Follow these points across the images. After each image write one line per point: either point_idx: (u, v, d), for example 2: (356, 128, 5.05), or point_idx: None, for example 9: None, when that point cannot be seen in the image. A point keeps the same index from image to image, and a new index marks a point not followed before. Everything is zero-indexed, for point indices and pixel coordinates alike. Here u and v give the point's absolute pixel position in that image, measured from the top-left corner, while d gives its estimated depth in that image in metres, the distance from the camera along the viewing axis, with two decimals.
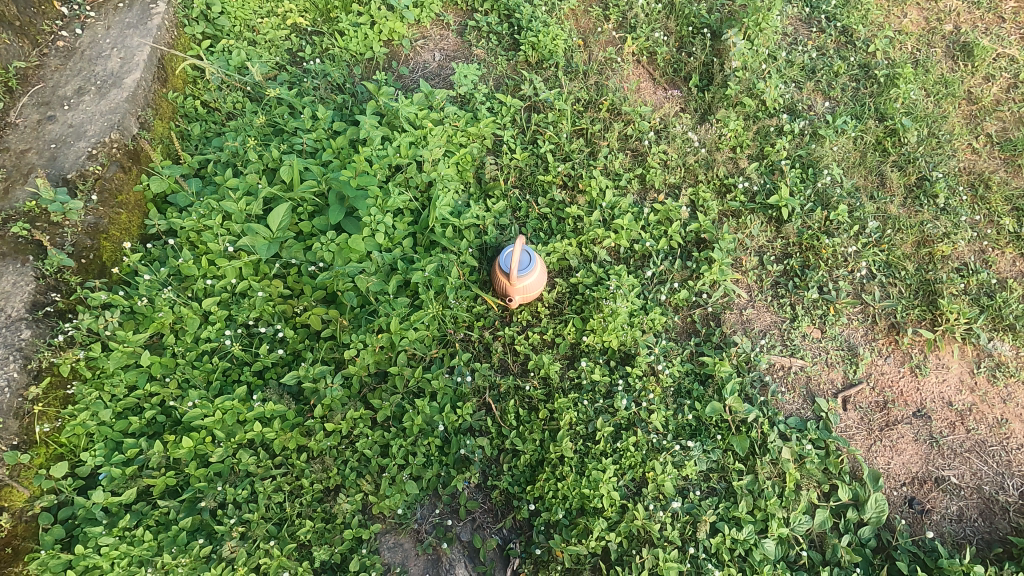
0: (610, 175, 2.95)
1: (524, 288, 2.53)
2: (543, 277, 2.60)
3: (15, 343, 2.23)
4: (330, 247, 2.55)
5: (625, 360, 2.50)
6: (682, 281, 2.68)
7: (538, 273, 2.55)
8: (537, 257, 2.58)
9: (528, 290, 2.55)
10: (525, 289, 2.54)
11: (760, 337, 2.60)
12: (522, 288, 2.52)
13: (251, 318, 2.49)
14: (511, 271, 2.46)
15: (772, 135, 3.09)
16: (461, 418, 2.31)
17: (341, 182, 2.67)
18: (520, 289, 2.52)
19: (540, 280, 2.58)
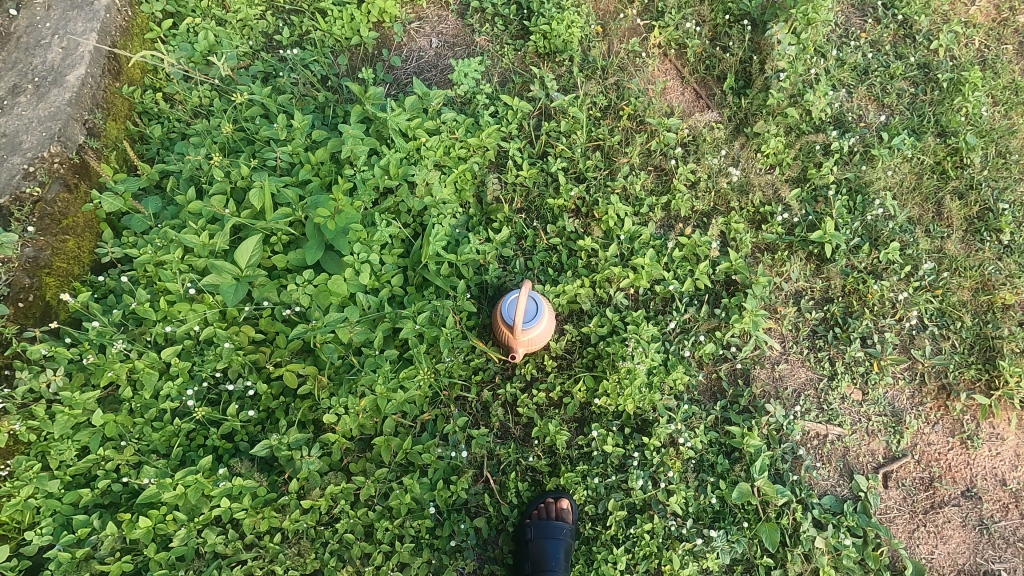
0: (630, 200, 2.57)
1: (530, 339, 2.21)
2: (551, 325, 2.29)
3: None
4: (307, 289, 2.21)
5: (641, 426, 2.21)
6: (708, 331, 2.35)
7: (546, 322, 2.23)
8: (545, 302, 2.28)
9: (534, 341, 2.23)
10: (531, 343, 2.23)
11: (794, 399, 2.31)
12: (528, 342, 2.21)
13: (218, 370, 2.19)
14: (515, 326, 2.14)
15: (818, 154, 2.68)
16: (455, 495, 2.05)
17: (322, 214, 2.25)
18: (525, 339, 2.21)
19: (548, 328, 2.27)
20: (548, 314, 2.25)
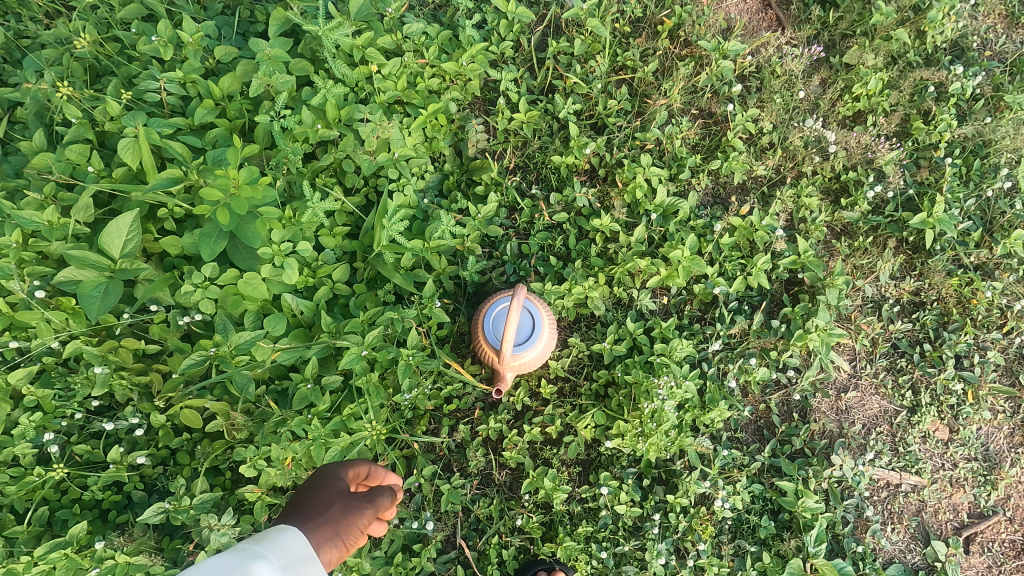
0: (665, 160, 1.86)
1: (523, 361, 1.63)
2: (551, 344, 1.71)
3: None
4: (208, 292, 1.56)
5: (665, 474, 1.69)
6: (760, 349, 1.76)
7: (547, 340, 1.64)
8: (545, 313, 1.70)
9: (529, 364, 1.64)
10: (524, 370, 1.66)
11: (863, 439, 1.77)
12: (520, 369, 1.64)
13: (95, 398, 1.60)
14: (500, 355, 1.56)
15: (929, 97, 1.92)
16: (419, 568, 1.56)
17: (215, 195, 1.46)
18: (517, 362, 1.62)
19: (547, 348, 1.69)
20: (550, 328, 1.66)
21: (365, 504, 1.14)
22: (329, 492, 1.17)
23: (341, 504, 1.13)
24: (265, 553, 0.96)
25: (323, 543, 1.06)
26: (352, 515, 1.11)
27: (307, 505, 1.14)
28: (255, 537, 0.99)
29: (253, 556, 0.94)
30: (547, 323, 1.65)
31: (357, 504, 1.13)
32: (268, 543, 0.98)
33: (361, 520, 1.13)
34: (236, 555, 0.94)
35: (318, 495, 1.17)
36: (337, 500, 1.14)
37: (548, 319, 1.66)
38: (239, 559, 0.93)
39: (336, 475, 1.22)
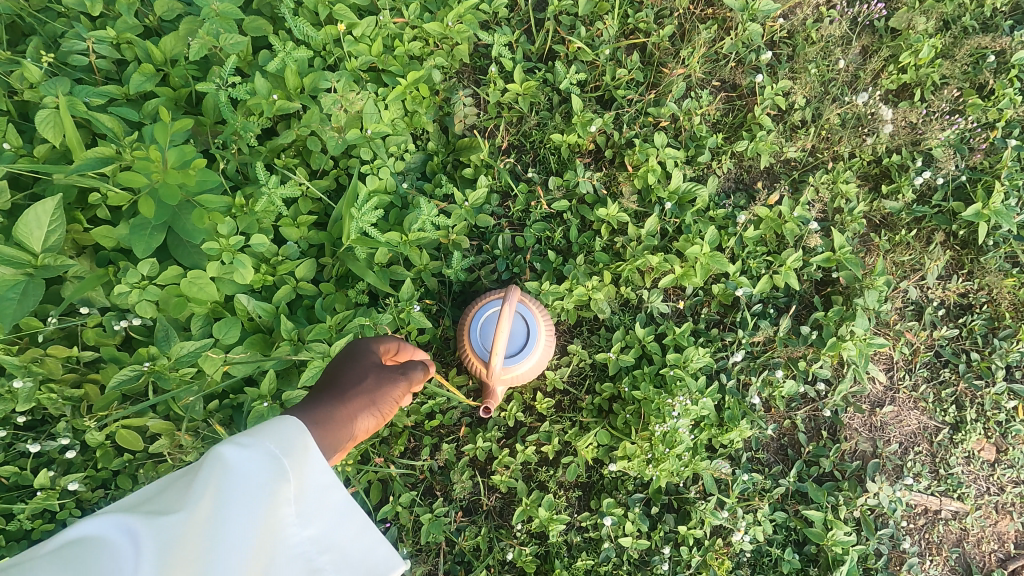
0: (682, 139, 1.61)
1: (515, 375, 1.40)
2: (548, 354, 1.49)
3: None
4: (146, 294, 1.32)
5: (675, 500, 1.49)
6: (787, 359, 1.54)
7: (542, 350, 1.42)
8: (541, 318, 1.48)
9: (521, 378, 1.42)
10: (516, 384, 1.44)
11: (900, 461, 1.57)
12: (511, 384, 1.43)
13: (19, 415, 1.37)
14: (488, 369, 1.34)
15: (988, 68, 1.66)
16: None
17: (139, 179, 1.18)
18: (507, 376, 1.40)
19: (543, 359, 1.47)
20: (547, 337, 1.44)
21: (401, 376, 0.97)
22: (361, 366, 0.97)
23: (377, 378, 0.94)
24: (292, 458, 0.68)
25: (359, 415, 0.89)
26: (389, 389, 0.94)
27: (337, 377, 0.94)
28: (277, 433, 0.69)
29: (283, 465, 0.67)
30: (543, 330, 1.43)
31: (392, 376, 0.96)
32: (300, 449, 0.69)
33: (396, 397, 0.96)
34: (260, 454, 0.66)
35: (347, 368, 0.96)
36: (370, 372, 0.95)
37: (545, 326, 1.44)
38: (263, 465, 0.65)
39: (366, 346, 1.02)
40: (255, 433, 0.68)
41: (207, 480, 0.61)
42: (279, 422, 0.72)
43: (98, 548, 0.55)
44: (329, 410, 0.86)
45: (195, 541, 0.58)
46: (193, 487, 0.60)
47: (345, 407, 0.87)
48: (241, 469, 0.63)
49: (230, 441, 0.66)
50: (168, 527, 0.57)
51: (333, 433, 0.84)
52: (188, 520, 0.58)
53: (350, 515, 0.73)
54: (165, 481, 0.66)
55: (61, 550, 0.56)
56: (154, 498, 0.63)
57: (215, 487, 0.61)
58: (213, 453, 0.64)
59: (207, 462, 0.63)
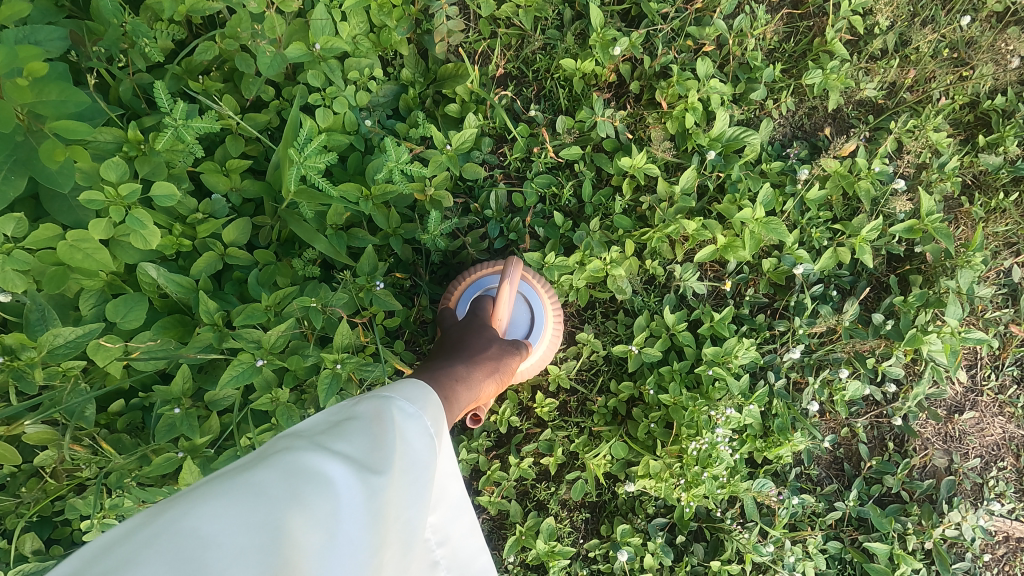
0: (728, 71, 1.24)
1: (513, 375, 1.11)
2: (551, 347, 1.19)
3: None
4: (12, 261, 0.95)
5: (705, 527, 1.20)
6: (852, 354, 1.22)
7: (546, 342, 1.11)
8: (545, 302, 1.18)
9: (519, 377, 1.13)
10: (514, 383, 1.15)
11: (980, 480, 1.27)
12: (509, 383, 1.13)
13: None
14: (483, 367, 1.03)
15: None
16: None
17: None
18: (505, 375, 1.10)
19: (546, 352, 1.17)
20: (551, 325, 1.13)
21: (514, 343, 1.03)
22: (483, 333, 1.00)
23: (501, 347, 0.98)
24: (442, 439, 0.63)
25: (485, 382, 0.90)
26: (508, 360, 0.97)
27: (464, 339, 0.97)
28: (432, 402, 0.64)
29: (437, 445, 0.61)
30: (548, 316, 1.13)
31: (510, 350, 1.00)
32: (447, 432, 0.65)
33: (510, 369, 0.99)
34: (423, 427, 0.59)
35: (472, 332, 1.00)
36: (494, 342, 0.98)
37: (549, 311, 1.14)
38: (431, 434, 0.60)
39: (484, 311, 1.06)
40: (416, 395, 0.63)
41: (400, 439, 0.56)
42: (424, 388, 0.65)
43: (314, 485, 0.48)
44: (464, 367, 0.88)
45: (390, 505, 0.53)
46: (386, 441, 0.54)
47: (478, 368, 0.89)
48: (419, 439, 0.58)
49: (399, 402, 0.60)
50: (378, 482, 0.51)
51: (466, 392, 0.84)
52: (390, 481, 0.52)
53: (464, 516, 0.69)
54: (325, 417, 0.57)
55: (270, 476, 0.47)
56: (330, 432, 0.55)
57: (407, 448, 0.56)
58: (388, 412, 0.57)
59: (391, 419, 0.57)
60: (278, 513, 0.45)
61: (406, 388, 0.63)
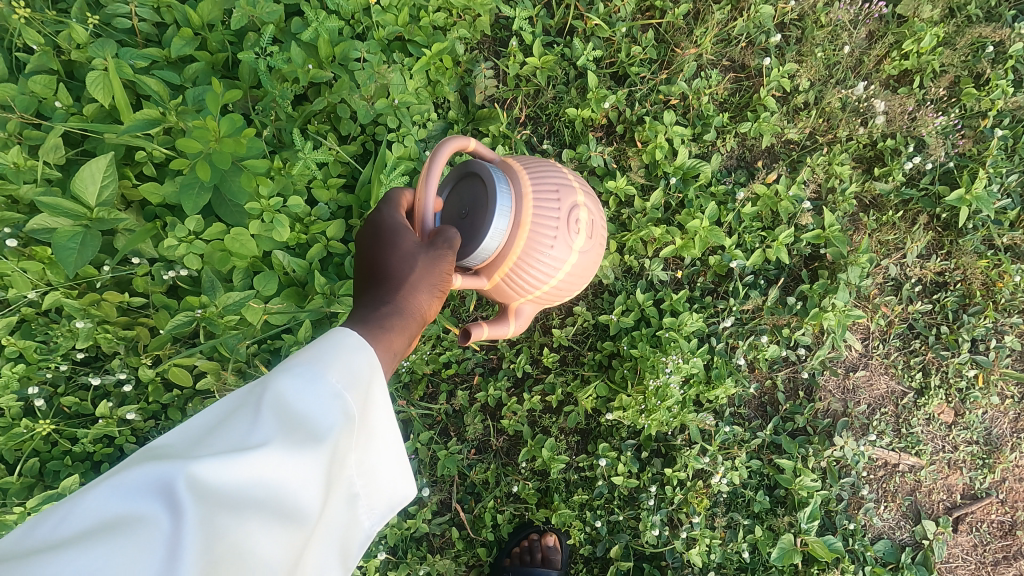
0: (689, 118, 1.70)
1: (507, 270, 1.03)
2: (561, 235, 1.04)
3: None
4: (194, 247, 1.42)
5: (664, 448, 1.67)
6: (772, 326, 1.69)
7: (518, 221, 0.99)
8: (539, 180, 1.04)
9: (523, 275, 1.04)
10: (533, 272, 1.04)
11: (867, 420, 1.74)
12: (525, 274, 1.04)
13: (80, 350, 1.54)
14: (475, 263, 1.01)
15: (984, 60, 1.74)
16: (413, 529, 1.58)
17: (191, 146, 1.27)
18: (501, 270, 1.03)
19: (553, 241, 1.03)
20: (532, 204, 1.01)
21: (481, 228, 0.96)
22: (401, 248, 0.86)
23: (430, 256, 0.86)
24: (351, 392, 0.67)
25: (422, 303, 0.84)
26: (442, 267, 0.87)
27: (384, 267, 0.85)
28: (337, 360, 0.68)
29: (335, 405, 0.65)
30: (527, 195, 1.00)
31: (439, 249, 0.87)
32: (358, 385, 0.68)
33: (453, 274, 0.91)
34: (317, 391, 0.64)
35: (387, 251, 0.86)
36: (419, 254, 0.85)
37: (531, 188, 1.01)
38: (323, 396, 0.64)
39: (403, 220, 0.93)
40: (313, 358, 0.67)
41: (275, 414, 0.61)
42: (330, 344, 0.70)
43: (155, 503, 0.51)
44: (393, 307, 0.81)
45: (262, 478, 0.57)
46: (260, 422, 0.60)
47: (400, 302, 0.81)
48: (302, 407, 0.63)
49: (285, 371, 0.65)
50: (233, 465, 0.55)
51: (405, 331, 0.81)
52: (252, 465, 0.56)
53: (390, 449, 0.76)
54: (221, 405, 0.64)
55: (109, 501, 0.51)
56: (213, 426, 0.61)
57: (288, 419, 0.62)
58: (274, 388, 0.63)
59: (271, 395, 0.62)
60: (105, 538, 0.48)
61: (302, 354, 0.67)
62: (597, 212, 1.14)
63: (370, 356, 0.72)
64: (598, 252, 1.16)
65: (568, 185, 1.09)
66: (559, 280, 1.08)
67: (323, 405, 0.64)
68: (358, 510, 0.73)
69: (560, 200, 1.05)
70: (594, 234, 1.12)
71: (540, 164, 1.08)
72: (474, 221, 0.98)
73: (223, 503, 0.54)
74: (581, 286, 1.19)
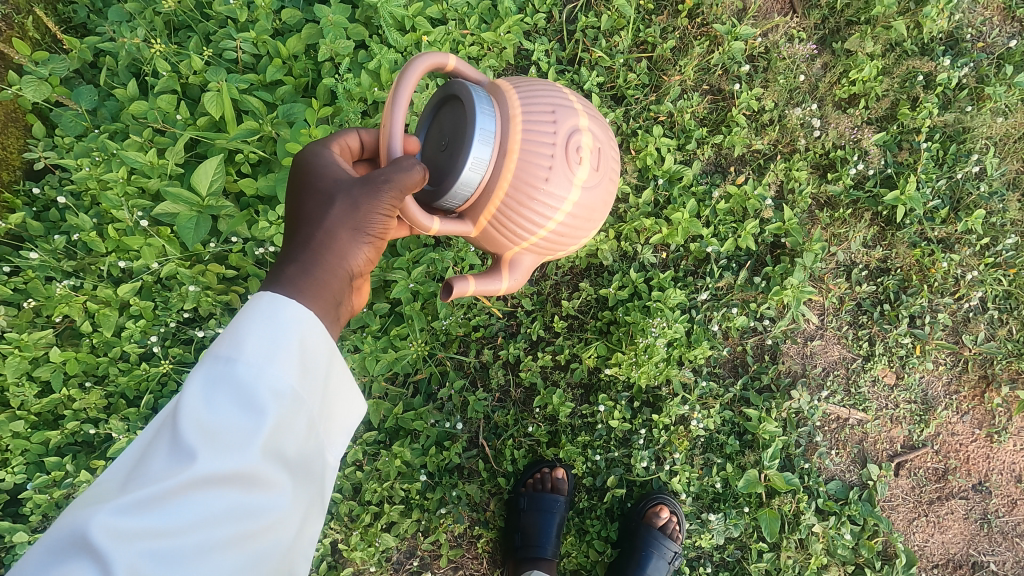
0: (675, 131, 2.09)
1: (502, 193, 1.17)
2: (559, 166, 1.17)
3: None
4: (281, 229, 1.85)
5: (653, 400, 2.03)
6: (742, 301, 2.07)
7: (503, 145, 1.14)
8: (533, 101, 1.18)
9: (528, 203, 1.18)
10: (536, 204, 1.18)
11: (822, 380, 2.11)
12: (528, 205, 1.18)
13: (186, 310, 1.94)
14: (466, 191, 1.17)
15: (917, 86, 2.13)
16: (448, 459, 1.95)
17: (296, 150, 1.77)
18: (496, 195, 1.18)
19: (552, 166, 1.16)
20: (521, 123, 1.15)
21: (462, 152, 1.12)
22: (324, 199, 1.01)
23: (343, 204, 1.00)
24: (269, 375, 0.81)
25: (344, 250, 0.99)
26: (363, 210, 1.00)
27: (308, 217, 1.00)
28: (251, 351, 0.81)
29: (254, 402, 0.79)
30: (514, 116, 1.15)
31: (354, 203, 1.00)
32: (272, 371, 0.82)
33: (391, 202, 1.03)
34: (232, 397, 0.79)
35: (312, 206, 1.01)
36: (335, 203, 1.00)
37: (522, 110, 1.16)
38: (243, 390, 0.79)
39: (333, 157, 1.10)
40: (224, 355, 0.81)
41: (196, 424, 0.76)
42: (239, 338, 0.82)
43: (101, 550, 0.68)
44: (316, 257, 0.97)
45: (200, 482, 0.73)
46: (182, 445, 0.75)
47: (322, 250, 0.97)
48: (220, 416, 0.77)
49: (196, 390, 0.78)
50: (166, 493, 0.72)
51: (329, 272, 0.97)
52: (181, 488, 0.73)
53: (333, 385, 0.95)
54: (158, 426, 0.81)
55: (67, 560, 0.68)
56: (151, 451, 0.77)
57: (209, 428, 0.76)
58: (191, 410, 0.77)
59: (186, 420, 0.76)
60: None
61: (212, 358, 0.81)
62: (602, 141, 1.25)
63: (288, 327, 0.85)
64: (605, 185, 1.27)
65: (568, 108, 1.21)
66: (562, 213, 1.21)
67: (243, 395, 0.79)
68: (322, 451, 0.94)
69: (560, 131, 1.17)
70: (597, 162, 1.23)
71: (543, 90, 1.21)
72: (454, 150, 1.14)
73: (164, 522, 0.71)
74: (591, 225, 1.31)
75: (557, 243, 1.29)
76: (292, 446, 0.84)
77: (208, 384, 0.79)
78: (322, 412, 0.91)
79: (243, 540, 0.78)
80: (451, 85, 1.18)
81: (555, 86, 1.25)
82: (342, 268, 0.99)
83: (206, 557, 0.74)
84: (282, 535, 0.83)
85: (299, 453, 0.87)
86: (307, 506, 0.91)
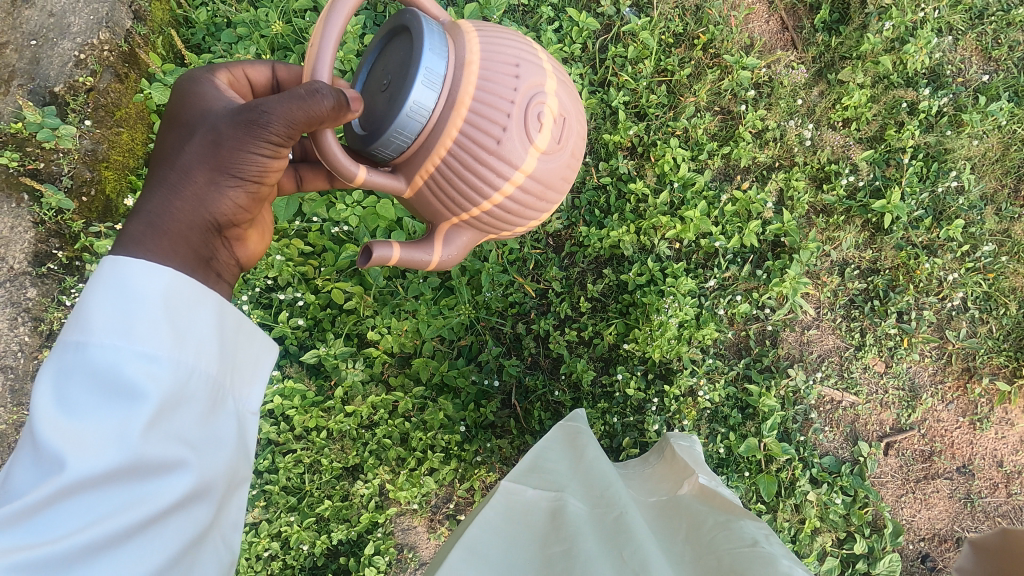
0: (689, 144, 2.44)
1: (447, 142, 1.27)
2: (506, 125, 1.28)
3: (22, 303, 2.14)
4: (355, 211, 2.20)
5: (666, 374, 2.30)
6: (745, 291, 2.37)
7: (451, 92, 1.25)
8: (495, 56, 1.29)
9: (476, 155, 1.29)
10: (484, 157, 1.29)
11: (817, 365, 2.37)
12: (476, 157, 1.29)
13: (269, 277, 2.18)
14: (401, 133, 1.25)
15: (901, 113, 2.46)
16: (484, 416, 2.25)
17: None
18: (440, 142, 1.27)
19: (505, 124, 1.28)
20: (475, 71, 1.26)
21: (404, 95, 1.21)
22: (187, 138, 1.09)
23: (202, 143, 1.08)
24: (130, 347, 0.83)
25: (204, 194, 1.07)
26: (226, 148, 1.07)
27: (173, 155, 1.09)
28: (105, 330, 0.83)
29: (118, 385, 0.81)
30: (467, 63, 1.26)
31: (214, 146, 1.07)
32: (135, 345, 0.83)
33: (267, 139, 1.08)
34: (93, 388, 0.81)
35: (178, 147, 1.09)
36: (193, 147, 1.08)
37: (480, 62, 1.27)
38: (106, 377, 0.81)
39: (216, 89, 1.19)
40: (76, 342, 0.83)
41: (56, 427, 0.78)
42: (91, 323, 0.84)
43: None
44: (173, 199, 1.04)
45: (76, 483, 0.76)
46: (48, 451, 0.77)
47: (181, 195, 1.05)
48: (85, 411, 0.79)
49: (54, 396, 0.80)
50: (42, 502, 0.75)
51: (191, 215, 1.05)
52: (55, 496, 0.76)
53: (235, 337, 1.00)
54: (22, 444, 0.83)
55: None
56: (20, 469, 0.80)
57: (73, 430, 0.78)
58: (49, 416, 0.79)
59: (47, 429, 0.78)
60: None
61: (65, 350, 0.83)
62: (563, 115, 1.37)
63: (147, 294, 0.88)
64: (558, 160, 1.38)
65: (534, 70, 1.33)
66: (509, 175, 1.32)
67: (106, 381, 0.81)
68: (237, 404, 0.98)
69: (520, 94, 1.29)
70: (556, 129, 1.35)
71: (514, 48, 1.34)
72: (396, 93, 1.23)
73: (50, 530, 0.75)
74: (543, 197, 1.43)
75: (503, 212, 1.41)
76: (187, 414, 0.87)
77: (64, 381, 0.81)
78: (222, 371, 0.95)
79: (155, 520, 0.82)
80: (407, 26, 1.28)
81: (532, 50, 1.37)
82: (199, 211, 1.06)
83: (117, 550, 0.78)
84: (200, 502, 0.89)
85: (201, 423, 0.90)
86: (234, 466, 0.97)
